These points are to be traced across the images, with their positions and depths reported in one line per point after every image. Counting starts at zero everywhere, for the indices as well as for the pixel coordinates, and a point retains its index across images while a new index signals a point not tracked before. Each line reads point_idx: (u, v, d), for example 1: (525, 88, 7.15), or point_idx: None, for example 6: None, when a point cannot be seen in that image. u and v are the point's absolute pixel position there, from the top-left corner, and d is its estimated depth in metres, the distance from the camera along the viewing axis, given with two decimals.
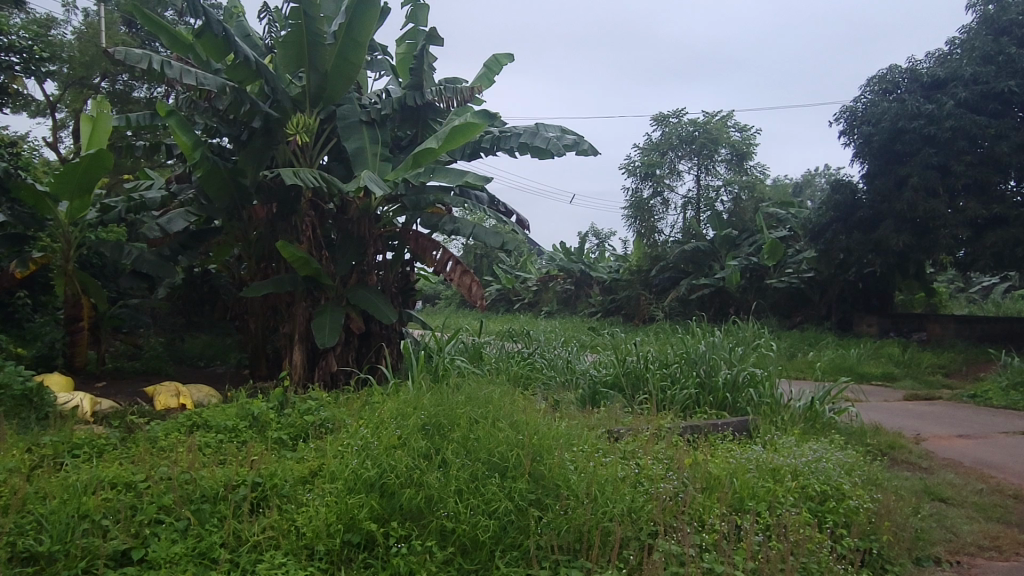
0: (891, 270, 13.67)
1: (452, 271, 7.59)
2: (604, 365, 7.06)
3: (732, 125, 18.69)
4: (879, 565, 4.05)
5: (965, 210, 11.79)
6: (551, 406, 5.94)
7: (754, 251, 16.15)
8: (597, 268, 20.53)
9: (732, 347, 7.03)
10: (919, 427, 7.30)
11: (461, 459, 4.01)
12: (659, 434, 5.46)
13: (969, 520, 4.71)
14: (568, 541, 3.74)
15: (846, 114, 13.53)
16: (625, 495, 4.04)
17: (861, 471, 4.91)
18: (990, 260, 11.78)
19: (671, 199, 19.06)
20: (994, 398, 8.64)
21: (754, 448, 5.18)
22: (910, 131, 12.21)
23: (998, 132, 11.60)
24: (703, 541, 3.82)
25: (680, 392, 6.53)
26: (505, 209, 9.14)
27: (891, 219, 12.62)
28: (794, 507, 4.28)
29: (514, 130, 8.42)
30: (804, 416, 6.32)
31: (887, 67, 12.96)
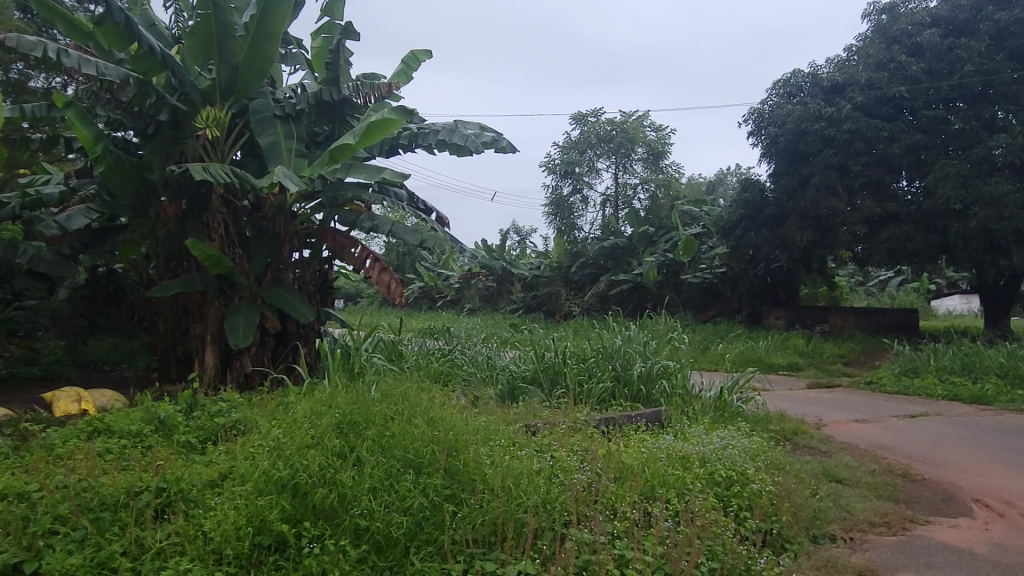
0: (796, 265, 14.35)
1: (371, 269, 7.48)
2: (523, 361, 7.15)
3: (648, 125, 19.19)
4: (779, 543, 4.26)
5: (862, 208, 12.50)
6: (469, 403, 5.99)
7: (670, 247, 16.65)
8: (518, 265, 20.71)
9: (646, 340, 7.25)
10: (820, 413, 7.71)
11: (375, 457, 3.98)
12: (575, 427, 5.58)
13: (863, 499, 5.02)
14: (483, 534, 3.77)
15: (754, 116, 14.15)
16: (540, 487, 4.10)
17: (764, 456, 5.14)
18: (885, 255, 12.54)
19: (589, 197, 19.53)
20: (887, 385, 9.23)
21: (665, 437, 5.35)
22: (812, 133, 12.86)
23: (891, 135, 12.35)
24: (615, 529, 3.92)
25: (596, 386, 6.68)
26: (425, 206, 9.11)
27: (795, 217, 13.25)
28: (701, 493, 4.43)
29: (432, 127, 8.40)
30: (713, 406, 6.58)
31: (790, 71, 13.65)
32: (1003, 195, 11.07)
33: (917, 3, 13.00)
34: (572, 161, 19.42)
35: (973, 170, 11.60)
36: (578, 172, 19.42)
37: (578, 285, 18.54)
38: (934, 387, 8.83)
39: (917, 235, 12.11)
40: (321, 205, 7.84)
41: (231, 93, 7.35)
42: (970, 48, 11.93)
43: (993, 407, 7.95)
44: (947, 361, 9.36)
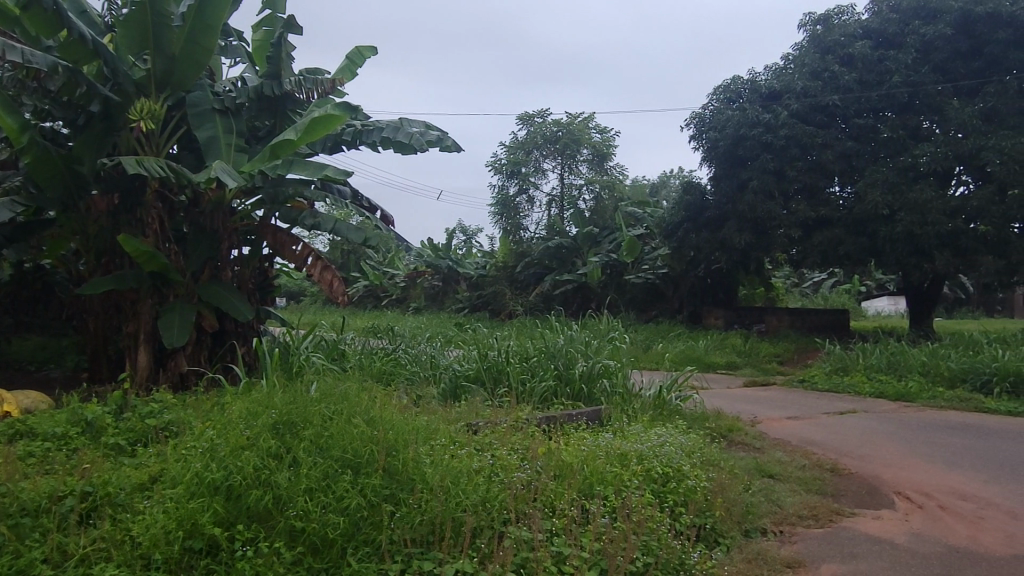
0: (735, 266, 14.73)
1: (312, 267, 7.37)
2: (466, 360, 7.15)
3: (593, 126, 19.42)
4: (713, 538, 4.37)
5: (797, 212, 12.91)
6: (411, 402, 5.97)
7: (614, 248, 16.89)
8: (464, 264, 20.69)
9: (588, 339, 7.35)
10: (755, 410, 7.95)
11: (312, 458, 3.93)
12: (516, 425, 5.62)
13: (793, 493, 5.19)
14: (421, 534, 3.75)
15: (695, 120, 14.48)
16: (479, 486, 4.11)
17: (699, 453, 5.26)
18: (818, 257, 12.99)
19: (535, 197, 19.65)
20: (818, 383, 9.57)
21: (604, 435, 5.44)
22: (751, 138, 13.23)
23: (825, 141, 12.81)
24: (554, 526, 3.96)
25: (539, 384, 6.73)
26: (369, 204, 9.02)
27: (735, 219, 13.60)
28: (638, 489, 4.50)
29: (377, 124, 8.33)
30: (652, 404, 6.71)
31: (730, 78, 14.01)
32: (927, 202, 11.60)
33: (850, 15, 13.50)
34: (518, 161, 19.50)
35: (900, 177, 12.11)
36: (525, 172, 19.51)
37: (523, 284, 18.64)
38: (862, 384, 9.20)
39: (848, 238, 12.57)
40: (261, 201, 7.69)
41: (167, 85, 7.14)
42: (898, 60, 12.44)
43: (916, 404, 8.33)
44: (874, 359, 9.76)
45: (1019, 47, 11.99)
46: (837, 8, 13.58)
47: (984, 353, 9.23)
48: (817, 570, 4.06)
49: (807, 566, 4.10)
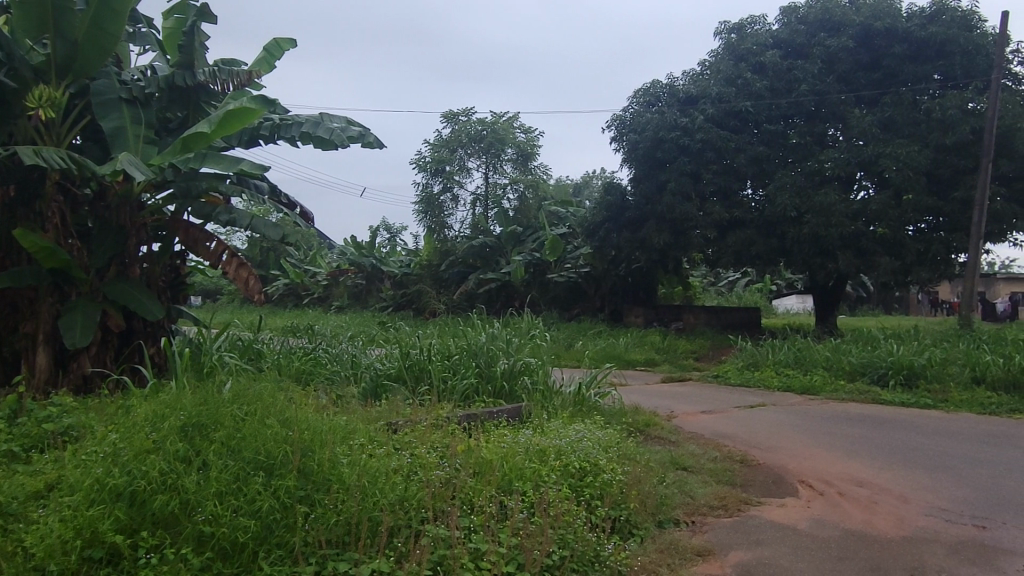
0: (654, 265, 15.14)
1: (227, 264, 7.15)
2: (388, 358, 7.09)
3: (518, 126, 19.57)
4: (627, 529, 4.48)
5: (712, 213, 13.39)
6: (330, 402, 5.87)
7: (538, 247, 17.04)
8: (388, 262, 20.47)
9: (509, 337, 7.40)
10: (671, 405, 8.19)
11: (223, 460, 3.81)
12: (436, 423, 5.61)
13: (704, 484, 5.38)
14: (337, 535, 3.69)
15: (616, 122, 14.78)
16: (397, 485, 4.08)
17: (616, 447, 5.38)
18: (732, 257, 13.49)
19: (460, 195, 19.64)
20: (731, 378, 9.95)
21: (524, 432, 5.49)
22: (669, 141, 13.60)
23: (738, 146, 13.31)
24: (471, 523, 3.97)
25: (460, 382, 6.74)
26: (288, 200, 8.80)
27: (653, 220, 13.96)
28: (555, 484, 4.55)
29: (296, 119, 8.14)
30: (572, 400, 6.81)
31: (649, 82, 14.36)
32: (831, 205, 12.22)
33: (761, 25, 14.06)
34: (443, 159, 19.43)
35: (807, 181, 12.72)
36: (449, 171, 19.46)
37: (447, 283, 18.61)
38: (771, 378, 9.62)
39: (759, 239, 13.12)
40: (173, 196, 7.39)
41: (69, 71, 6.77)
42: (806, 70, 13.06)
43: (821, 397, 8.77)
44: (783, 355, 10.22)
45: (913, 61, 12.77)
46: (749, 18, 14.13)
47: (881, 348, 9.80)
48: (725, 557, 4.22)
49: (715, 554, 4.26)
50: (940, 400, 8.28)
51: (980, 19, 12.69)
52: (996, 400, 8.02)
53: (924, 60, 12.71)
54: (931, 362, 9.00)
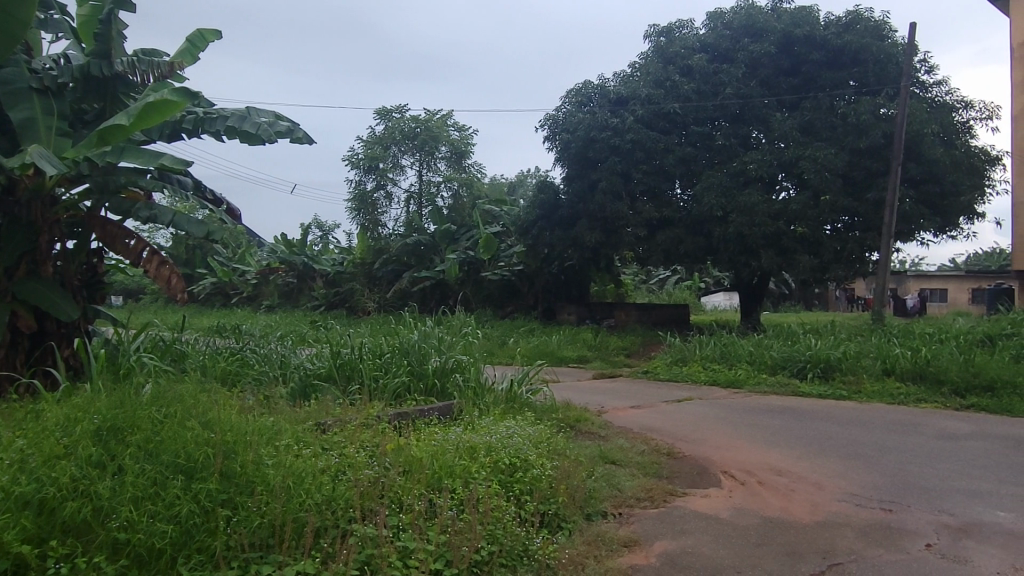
0: (587, 263, 15.37)
1: (148, 262, 6.88)
2: (318, 358, 6.98)
3: (451, 124, 19.58)
4: (556, 523, 4.53)
5: (642, 212, 13.68)
6: (257, 403, 5.75)
7: (471, 245, 16.97)
8: (320, 260, 20.12)
9: (441, 335, 7.39)
10: (601, 401, 8.33)
11: (140, 464, 3.69)
12: (366, 422, 5.56)
13: (632, 477, 5.50)
14: (260, 538, 3.61)
15: (549, 122, 14.94)
16: (324, 485, 4.02)
17: (545, 443, 5.43)
18: (662, 255, 13.81)
19: (393, 193, 19.51)
20: (660, 373, 10.21)
21: (454, 429, 5.50)
22: (600, 141, 13.81)
23: (667, 147, 13.63)
24: (400, 522, 3.94)
25: (392, 381, 6.68)
26: (214, 196, 8.55)
27: (585, 218, 14.17)
28: (485, 481, 4.57)
29: (221, 112, 7.91)
30: (504, 397, 6.85)
31: (581, 82, 14.56)
32: (754, 205, 12.65)
33: (689, 29, 14.41)
34: (375, 156, 19.22)
35: (732, 181, 13.12)
36: (382, 168, 19.25)
37: (381, 281, 18.43)
38: (698, 373, 9.92)
39: (687, 238, 13.48)
40: (89, 191, 7.09)
41: None
42: (731, 74, 13.47)
43: (744, 390, 9.09)
44: (709, 350, 10.55)
45: (830, 67, 13.34)
46: (678, 21, 14.45)
47: (800, 342, 10.22)
48: (650, 547, 4.33)
49: (641, 544, 4.36)
50: (853, 391, 8.70)
51: (891, 29, 13.35)
52: (904, 391, 8.47)
53: (840, 66, 13.29)
54: (846, 355, 9.41)
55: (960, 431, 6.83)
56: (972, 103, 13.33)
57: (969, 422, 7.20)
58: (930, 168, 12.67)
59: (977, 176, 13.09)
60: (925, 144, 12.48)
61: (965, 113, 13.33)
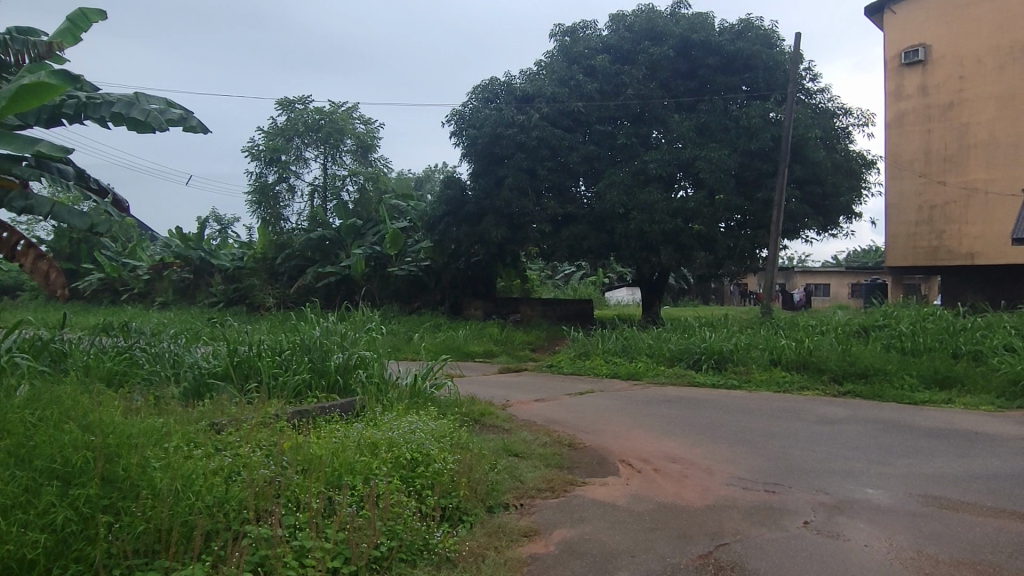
0: (494, 257, 15.49)
1: (23, 255, 6.41)
2: (214, 356, 6.70)
3: (356, 117, 19.30)
4: (457, 516, 4.54)
5: (547, 208, 13.91)
6: (146, 403, 5.49)
7: (378, 240, 16.77)
8: (217, 255, 19.42)
9: (343, 330, 7.25)
10: (506, 394, 8.42)
11: (9, 471, 3.47)
12: (263, 421, 5.41)
13: (533, 468, 5.60)
14: (145, 544, 3.43)
15: (456, 117, 14.97)
16: (216, 487, 3.88)
17: (448, 437, 5.43)
18: (566, 251, 14.09)
19: (296, 186, 19.00)
20: (564, 367, 10.45)
21: (355, 425, 5.43)
22: (506, 137, 13.92)
23: (571, 144, 13.89)
24: (296, 521, 3.83)
25: (292, 378, 6.51)
26: (98, 186, 8.06)
27: (492, 214, 14.28)
28: (385, 477, 4.50)
29: (105, 97, 7.46)
30: (408, 393, 6.82)
31: (487, 79, 14.64)
32: (654, 203, 13.09)
33: (592, 30, 14.75)
34: (277, 148, 18.65)
35: (633, 179, 13.52)
36: (284, 160, 18.71)
37: (283, 277, 17.94)
38: (600, 366, 10.20)
39: (590, 234, 13.80)
40: None
41: None
42: (632, 75, 13.85)
43: (643, 381, 9.43)
44: (611, 344, 10.88)
45: (724, 72, 13.96)
46: (582, 22, 14.77)
47: (696, 335, 10.69)
48: (549, 536, 4.42)
49: (541, 533, 4.45)
50: (744, 381, 9.17)
51: (779, 38, 14.10)
52: (789, 379, 9.01)
53: (733, 72, 13.93)
54: (737, 347, 9.90)
55: (837, 416, 7.32)
56: (851, 109, 14.27)
57: (844, 407, 7.73)
58: (814, 170, 13.47)
59: (855, 179, 14.03)
60: (810, 148, 13.27)
61: (844, 119, 14.26)
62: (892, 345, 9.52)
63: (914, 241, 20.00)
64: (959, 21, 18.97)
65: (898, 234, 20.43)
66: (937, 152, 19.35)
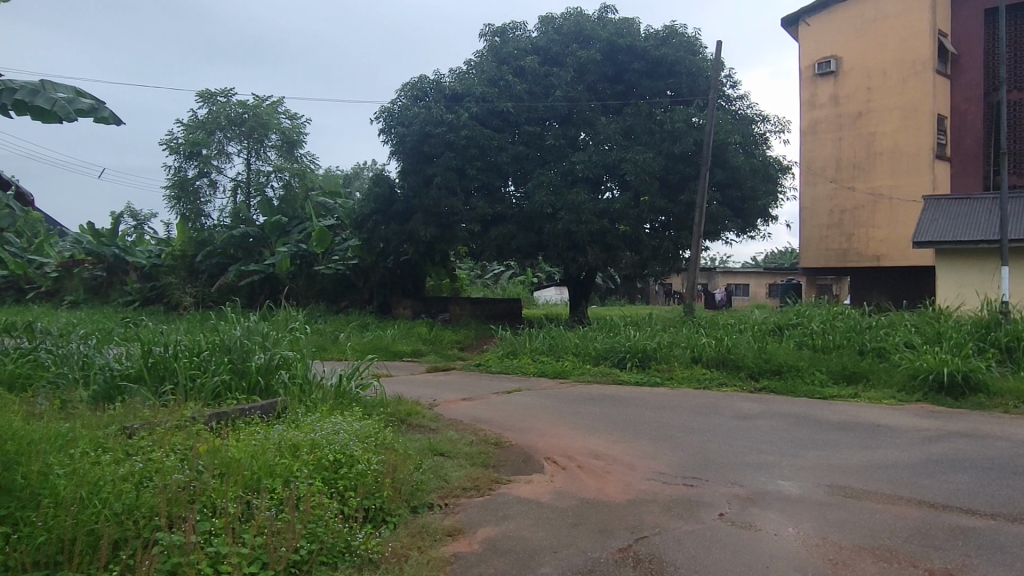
0: (423, 256, 15.42)
1: None
2: (127, 357, 6.44)
3: (282, 112, 18.86)
4: (381, 517, 4.48)
5: (476, 208, 13.94)
6: (51, 408, 5.23)
7: (304, 238, 16.43)
8: (133, 251, 18.65)
9: (265, 330, 7.06)
10: (433, 394, 8.40)
11: None
12: (178, 424, 5.22)
13: (459, 468, 5.60)
14: (46, 555, 3.25)
15: (384, 114, 14.82)
16: (125, 494, 3.73)
17: (373, 438, 5.36)
18: (495, 250, 14.15)
19: (218, 181, 18.41)
20: (492, 366, 10.51)
21: (276, 428, 5.31)
22: (435, 136, 13.85)
23: (501, 144, 13.92)
24: (212, 527, 3.70)
25: (210, 379, 6.30)
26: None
27: (420, 213, 14.21)
28: (307, 479, 4.41)
29: (6, 84, 7.03)
30: (333, 394, 6.70)
31: (416, 76, 14.54)
32: (581, 203, 13.28)
33: (522, 31, 14.88)
34: (197, 141, 17.97)
35: (561, 180, 13.68)
36: (205, 154, 18.08)
37: (204, 275, 17.37)
38: (527, 365, 10.30)
39: (518, 234, 13.90)
40: None
41: None
42: (560, 77, 13.97)
43: (569, 379, 9.58)
44: (538, 343, 11.01)
45: (649, 77, 14.28)
46: (511, 22, 14.89)
47: (621, 334, 10.93)
48: (474, 534, 4.44)
49: (465, 532, 4.46)
50: (666, 378, 9.43)
51: (701, 46, 14.53)
52: (709, 375, 9.31)
53: (658, 77, 14.26)
54: (660, 345, 10.16)
55: (752, 411, 7.63)
56: (768, 117, 14.83)
57: (759, 403, 8.04)
58: (734, 174, 13.95)
59: (772, 183, 14.59)
60: (730, 152, 13.73)
61: (762, 126, 14.81)
62: (804, 342, 9.96)
63: (826, 243, 20.93)
64: (867, 35, 19.97)
65: (811, 237, 21.30)
66: (848, 158, 20.32)
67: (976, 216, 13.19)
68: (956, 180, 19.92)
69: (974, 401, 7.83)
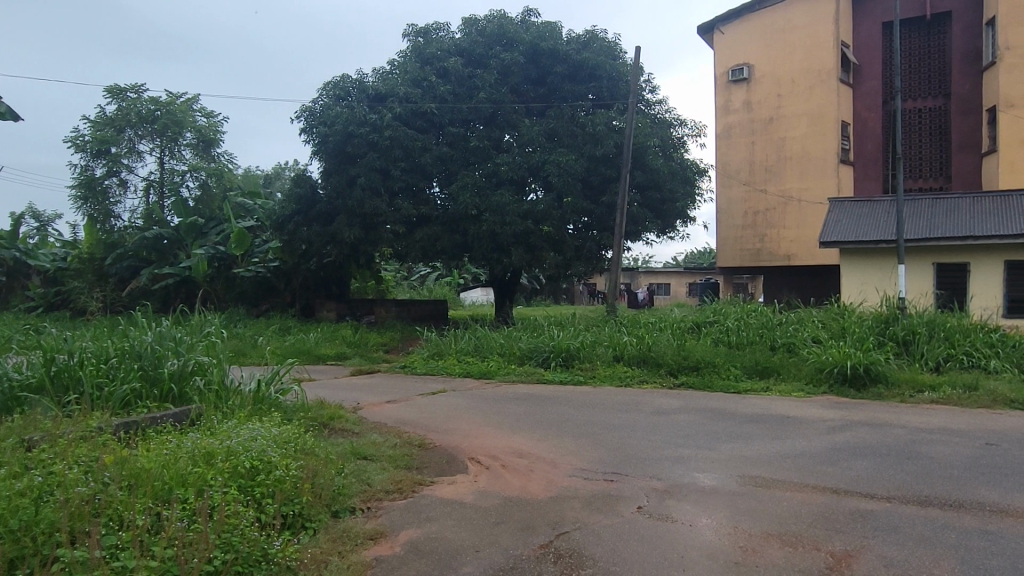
0: (347, 257, 15.20)
1: None
2: (27, 365, 6.10)
3: (197, 109, 18.22)
4: (299, 523, 4.39)
5: (400, 209, 13.83)
6: None
7: (222, 240, 15.94)
8: (36, 255, 17.72)
9: (178, 335, 6.81)
10: (356, 397, 8.30)
11: None
12: (83, 435, 4.97)
13: (382, 471, 5.54)
14: None
15: (306, 114, 14.55)
16: (23, 510, 3.55)
17: (292, 443, 5.24)
18: (420, 251, 14.07)
19: (129, 181, 17.63)
20: (417, 367, 10.46)
21: (189, 436, 5.12)
22: (358, 136, 13.69)
23: (425, 145, 13.84)
24: (118, 541, 3.54)
25: (119, 388, 6.02)
26: None
27: (343, 215, 14.00)
28: (221, 488, 4.26)
29: None
30: (251, 399, 6.52)
31: (338, 76, 14.33)
32: (506, 205, 13.36)
33: (445, 32, 14.89)
34: (106, 139, 17.16)
35: (486, 181, 13.72)
36: (115, 153, 17.30)
37: (115, 279, 16.65)
38: (452, 366, 10.31)
39: (444, 235, 13.88)
40: None
41: None
42: (484, 79, 14.02)
43: (494, 380, 9.62)
44: (463, 345, 11.04)
45: (571, 80, 14.50)
46: (434, 23, 14.88)
47: (545, 334, 11.07)
48: (395, 537, 4.41)
49: (386, 536, 4.42)
50: (589, 377, 9.59)
51: (621, 51, 14.86)
52: (630, 373, 9.53)
53: (580, 80, 14.48)
54: (583, 345, 10.33)
55: (671, 406, 7.84)
56: (685, 121, 15.29)
57: (677, 398, 8.30)
58: (654, 176, 14.31)
59: (690, 185, 15.05)
60: (649, 155, 14.08)
61: (680, 129, 15.26)
62: (720, 339, 10.32)
63: (741, 244, 21.72)
64: (778, 44, 20.83)
65: (727, 238, 22.06)
66: (761, 162, 21.14)
67: (877, 218, 13.97)
68: (859, 183, 21.03)
69: (874, 391, 8.30)
